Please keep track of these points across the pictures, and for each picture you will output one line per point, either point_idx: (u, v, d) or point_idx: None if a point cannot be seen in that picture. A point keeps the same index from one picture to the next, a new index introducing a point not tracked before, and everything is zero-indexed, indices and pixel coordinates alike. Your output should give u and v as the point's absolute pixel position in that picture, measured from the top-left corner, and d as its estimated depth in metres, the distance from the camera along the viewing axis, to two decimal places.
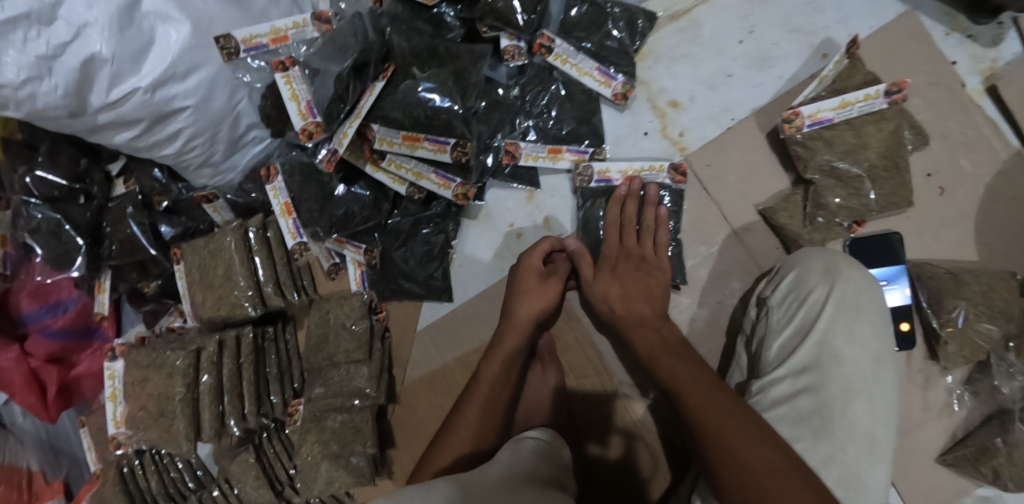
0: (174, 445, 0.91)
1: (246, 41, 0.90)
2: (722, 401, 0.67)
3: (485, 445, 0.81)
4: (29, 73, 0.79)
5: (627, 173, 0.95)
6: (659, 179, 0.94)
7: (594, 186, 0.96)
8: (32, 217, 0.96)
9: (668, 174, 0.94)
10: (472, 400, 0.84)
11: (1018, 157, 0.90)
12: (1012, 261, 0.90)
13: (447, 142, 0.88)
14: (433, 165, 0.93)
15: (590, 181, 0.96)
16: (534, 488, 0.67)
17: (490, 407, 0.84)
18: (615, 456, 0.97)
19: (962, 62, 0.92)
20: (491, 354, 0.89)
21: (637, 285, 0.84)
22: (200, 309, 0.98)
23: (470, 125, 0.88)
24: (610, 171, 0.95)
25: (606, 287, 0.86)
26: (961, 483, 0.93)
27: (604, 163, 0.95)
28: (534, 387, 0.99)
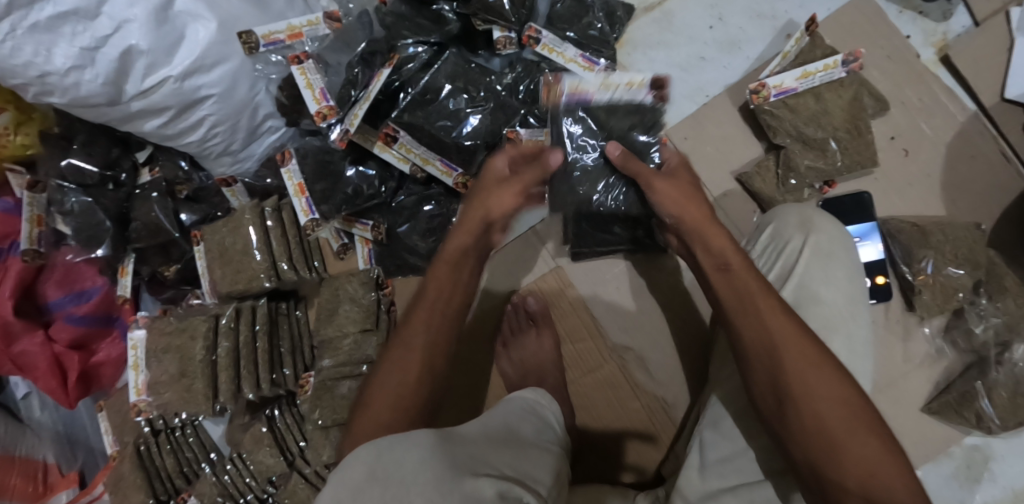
0: (194, 405, 0.98)
1: (265, 37, 0.98)
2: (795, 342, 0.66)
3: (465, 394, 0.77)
4: (74, 62, 0.87)
5: None
6: None
7: None
8: (65, 201, 1.05)
9: (646, 90, 0.88)
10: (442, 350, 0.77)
11: (974, 119, 0.98)
12: (977, 214, 0.97)
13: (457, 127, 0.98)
14: (439, 153, 1.00)
15: None
16: (509, 453, 0.63)
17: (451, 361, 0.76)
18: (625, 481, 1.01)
19: (916, 36, 1.01)
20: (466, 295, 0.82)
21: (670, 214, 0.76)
22: (218, 285, 1.05)
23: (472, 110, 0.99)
24: None
25: None
26: (949, 431, 0.97)
27: None
28: (532, 350, 1.03)
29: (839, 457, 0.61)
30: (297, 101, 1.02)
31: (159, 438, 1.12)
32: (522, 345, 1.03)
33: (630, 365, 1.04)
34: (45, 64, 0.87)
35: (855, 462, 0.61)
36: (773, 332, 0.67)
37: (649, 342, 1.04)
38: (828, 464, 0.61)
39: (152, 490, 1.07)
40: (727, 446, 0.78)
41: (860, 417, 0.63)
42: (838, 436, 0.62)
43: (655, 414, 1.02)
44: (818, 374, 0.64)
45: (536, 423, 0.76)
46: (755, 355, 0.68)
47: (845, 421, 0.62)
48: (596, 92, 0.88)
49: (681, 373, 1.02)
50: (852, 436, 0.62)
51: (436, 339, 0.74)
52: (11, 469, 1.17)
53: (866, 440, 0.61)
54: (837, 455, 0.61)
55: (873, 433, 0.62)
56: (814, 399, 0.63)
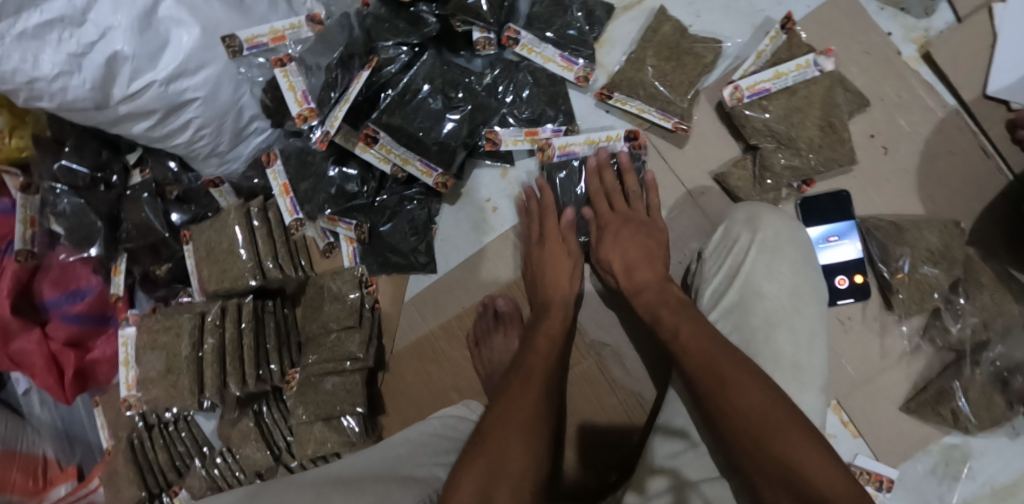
0: (181, 400, 1.02)
1: (249, 40, 0.99)
2: (725, 359, 0.69)
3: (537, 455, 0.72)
4: (62, 68, 0.90)
5: (587, 145, 1.02)
6: (615, 147, 1.02)
7: (556, 160, 1.03)
8: (58, 202, 1.09)
9: (623, 142, 1.02)
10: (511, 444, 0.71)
11: (954, 115, 0.97)
12: (955, 211, 0.97)
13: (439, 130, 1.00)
14: (419, 153, 1.01)
15: (552, 157, 1.03)
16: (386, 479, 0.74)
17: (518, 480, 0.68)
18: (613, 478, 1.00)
19: (896, 33, 1.01)
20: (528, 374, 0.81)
21: (638, 250, 0.92)
22: (206, 283, 1.08)
23: (452, 115, 1.00)
24: (570, 145, 1.02)
25: (610, 254, 0.94)
26: (927, 429, 0.97)
27: (563, 138, 1.02)
28: (499, 348, 1.03)
29: (769, 457, 0.63)
30: (280, 103, 1.05)
31: (152, 434, 1.16)
32: (490, 345, 1.04)
33: (607, 362, 1.05)
34: (33, 70, 0.89)
35: (785, 457, 0.63)
36: (694, 343, 0.73)
37: (626, 337, 1.04)
38: (759, 458, 0.64)
39: (145, 484, 1.12)
40: (680, 442, 0.81)
41: (790, 418, 0.65)
42: (767, 432, 0.64)
43: (634, 412, 1.02)
44: (751, 380, 0.68)
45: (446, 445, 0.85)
46: (694, 370, 0.70)
47: (772, 419, 0.65)
48: (581, 147, 1.02)
49: (658, 370, 1.02)
50: (783, 435, 0.64)
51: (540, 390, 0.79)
52: (12, 464, 1.20)
53: (790, 439, 0.63)
54: (771, 449, 0.64)
55: (801, 430, 0.64)
56: (745, 401, 0.66)
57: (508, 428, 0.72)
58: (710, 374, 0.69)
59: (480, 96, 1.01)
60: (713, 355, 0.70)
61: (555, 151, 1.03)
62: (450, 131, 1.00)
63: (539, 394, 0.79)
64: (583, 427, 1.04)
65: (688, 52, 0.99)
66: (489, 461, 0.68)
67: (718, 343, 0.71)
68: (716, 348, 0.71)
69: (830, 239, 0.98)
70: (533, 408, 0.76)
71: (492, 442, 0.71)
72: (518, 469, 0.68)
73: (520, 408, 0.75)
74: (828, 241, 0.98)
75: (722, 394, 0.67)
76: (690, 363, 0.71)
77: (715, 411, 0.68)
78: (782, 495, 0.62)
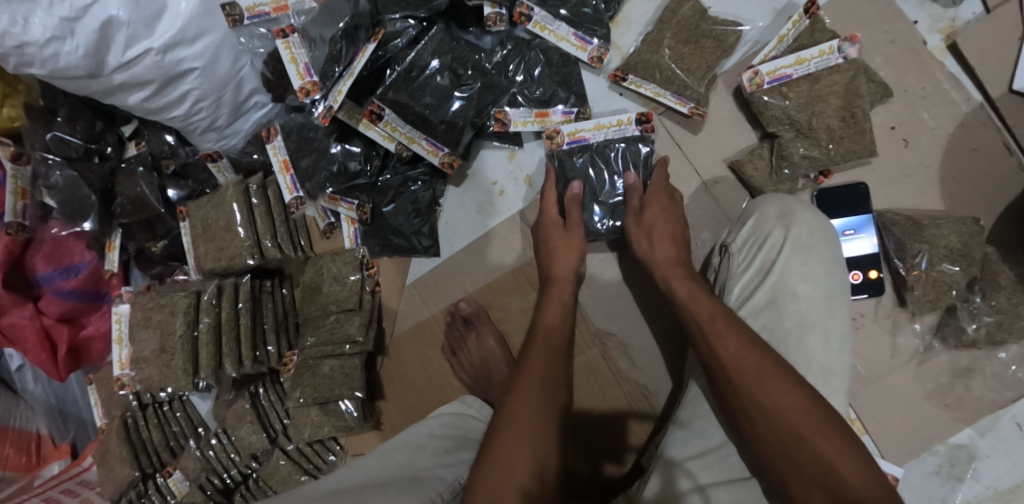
0: (175, 380, 1.00)
1: (250, 9, 0.95)
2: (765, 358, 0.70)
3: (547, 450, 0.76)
4: (53, 33, 0.85)
5: (597, 130, 0.98)
6: (626, 132, 0.98)
7: (567, 148, 0.99)
8: (50, 174, 1.05)
9: (634, 125, 0.98)
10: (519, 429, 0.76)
11: (978, 109, 0.94)
12: (974, 209, 0.94)
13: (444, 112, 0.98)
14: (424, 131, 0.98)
15: (562, 145, 0.99)
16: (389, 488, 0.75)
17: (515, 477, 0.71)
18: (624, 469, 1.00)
19: (923, 22, 0.97)
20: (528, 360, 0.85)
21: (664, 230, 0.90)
22: (203, 261, 1.06)
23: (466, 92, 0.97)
24: (580, 131, 0.99)
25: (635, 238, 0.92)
26: (935, 429, 0.95)
27: (572, 125, 0.98)
28: (478, 347, 1.04)
29: (805, 459, 0.66)
30: (281, 76, 1.00)
31: (146, 413, 1.14)
32: (467, 348, 1.04)
33: (613, 352, 1.03)
34: (23, 34, 0.85)
35: (818, 460, 0.65)
36: (727, 336, 0.73)
37: (631, 328, 1.02)
38: (789, 467, 0.66)
39: (138, 463, 1.10)
40: (682, 450, 0.82)
41: (820, 420, 0.67)
42: (798, 438, 0.66)
43: (638, 402, 1.01)
44: (781, 386, 0.69)
45: (446, 444, 0.86)
46: (733, 367, 0.71)
47: (803, 425, 0.67)
48: (592, 133, 0.99)
49: (665, 362, 1.00)
50: (814, 438, 0.66)
51: (548, 367, 0.84)
52: (6, 439, 1.19)
53: (823, 440, 0.66)
54: (802, 453, 0.66)
55: (832, 432, 0.66)
56: (777, 411, 0.68)
57: (512, 436, 0.75)
58: (737, 386, 0.71)
59: (490, 74, 0.98)
60: (740, 368, 0.71)
61: (565, 138, 0.99)
62: (457, 110, 0.97)
63: (538, 400, 0.79)
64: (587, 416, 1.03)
65: (708, 35, 0.96)
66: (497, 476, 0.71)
67: (740, 352, 0.71)
68: (739, 360, 0.71)
69: (846, 234, 0.96)
70: (535, 406, 0.79)
71: (496, 447, 0.74)
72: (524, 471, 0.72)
73: (526, 402, 0.79)
74: (844, 236, 0.96)
75: (761, 394, 0.69)
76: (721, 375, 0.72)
77: (747, 420, 0.70)
78: (815, 494, 0.64)
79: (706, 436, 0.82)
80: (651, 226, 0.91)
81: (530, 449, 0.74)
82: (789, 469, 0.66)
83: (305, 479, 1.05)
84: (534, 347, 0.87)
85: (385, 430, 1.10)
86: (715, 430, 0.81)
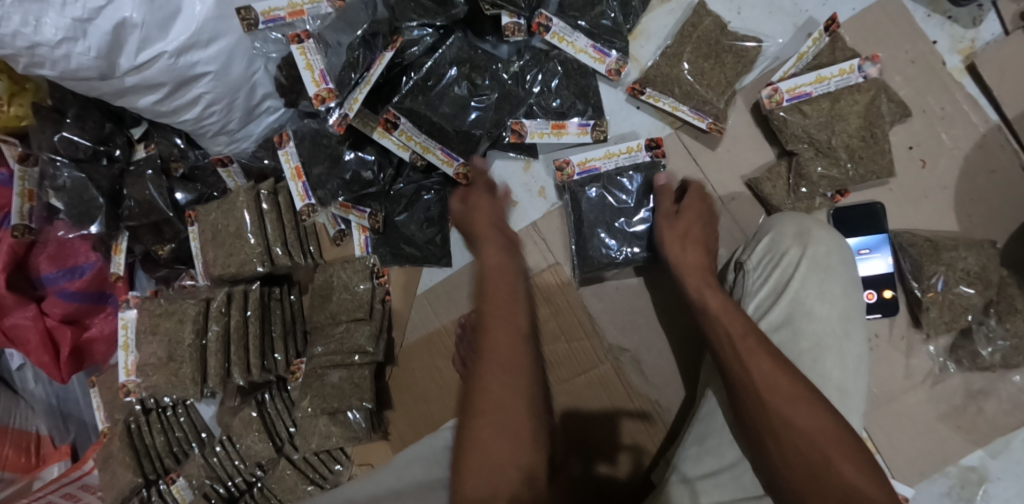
0: (182, 388, 0.98)
1: (264, 14, 0.93)
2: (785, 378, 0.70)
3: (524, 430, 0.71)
4: (65, 34, 0.83)
5: (606, 159, 0.99)
6: (638, 158, 0.98)
7: (578, 179, 0.99)
8: (57, 176, 1.03)
9: (645, 152, 0.98)
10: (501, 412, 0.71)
11: (996, 131, 0.94)
12: (991, 231, 0.94)
13: None
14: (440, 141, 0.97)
15: (573, 176, 0.99)
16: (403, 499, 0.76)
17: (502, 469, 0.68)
18: (625, 476, 0.99)
19: (942, 42, 0.96)
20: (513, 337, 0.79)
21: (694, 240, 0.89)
22: (212, 267, 1.04)
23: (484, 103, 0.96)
24: (590, 160, 0.99)
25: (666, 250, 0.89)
26: (947, 451, 0.95)
27: (581, 155, 0.98)
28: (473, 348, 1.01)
29: (829, 480, 0.65)
30: (295, 81, 0.99)
31: (150, 417, 1.13)
32: None
33: (625, 367, 1.02)
34: (35, 35, 0.83)
35: (839, 484, 0.65)
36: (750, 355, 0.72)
37: (644, 343, 1.02)
38: (808, 490, 0.66)
39: (141, 469, 1.09)
40: (695, 468, 0.82)
41: (840, 445, 0.67)
42: (819, 460, 0.66)
43: (649, 419, 1.00)
44: (803, 408, 0.69)
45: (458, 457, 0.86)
46: (754, 387, 0.71)
47: (828, 445, 0.67)
48: (602, 162, 0.99)
49: (676, 377, 1.00)
50: (835, 459, 0.66)
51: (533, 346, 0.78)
52: (5, 440, 1.18)
53: (847, 462, 0.66)
54: (822, 477, 0.66)
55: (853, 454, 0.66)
56: (797, 433, 0.68)
57: (489, 434, 0.70)
58: (756, 406, 0.70)
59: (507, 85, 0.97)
60: (760, 385, 0.70)
61: (575, 169, 0.99)
62: (474, 120, 0.96)
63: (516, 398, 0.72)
64: (599, 431, 1.01)
65: (728, 51, 0.95)
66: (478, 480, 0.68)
67: (761, 372, 0.71)
68: (759, 379, 0.71)
69: (861, 253, 0.95)
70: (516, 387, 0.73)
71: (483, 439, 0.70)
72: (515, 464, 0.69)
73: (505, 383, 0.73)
74: (860, 255, 0.95)
75: (782, 417, 0.69)
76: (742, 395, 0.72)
77: (766, 441, 0.70)
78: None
79: (721, 456, 0.81)
80: (685, 234, 0.89)
81: (508, 447, 0.70)
82: (808, 492, 0.66)
83: (312, 489, 1.05)
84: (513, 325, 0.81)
85: (393, 440, 1.09)
86: (729, 449, 0.80)
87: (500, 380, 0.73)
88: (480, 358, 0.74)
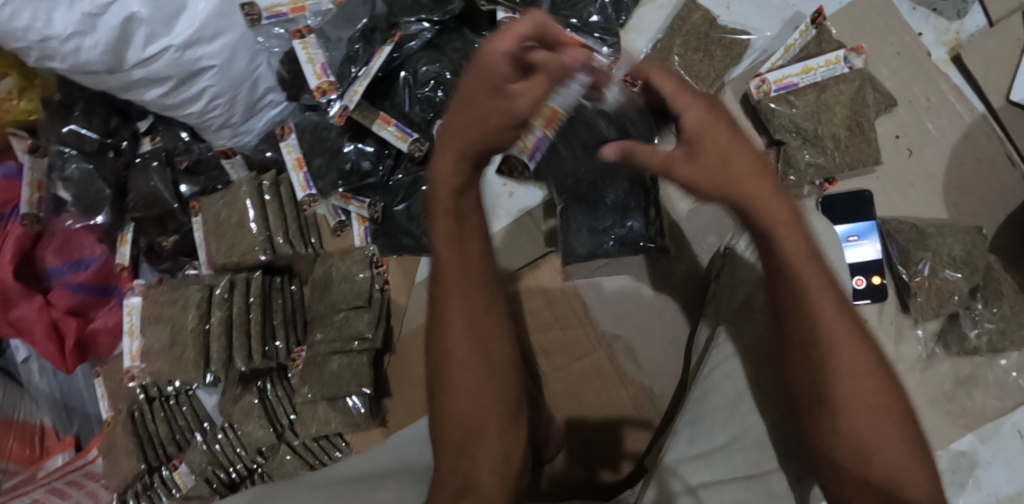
0: (183, 373, 1.01)
1: (268, 9, 0.98)
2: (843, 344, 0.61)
3: (488, 405, 0.71)
4: (75, 28, 0.86)
5: None
6: None
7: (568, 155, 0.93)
8: (65, 166, 1.07)
9: None
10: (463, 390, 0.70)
11: (982, 121, 0.96)
12: (978, 218, 0.96)
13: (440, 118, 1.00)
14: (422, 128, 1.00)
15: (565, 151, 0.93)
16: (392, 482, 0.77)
17: (465, 440, 0.70)
18: (626, 472, 1.00)
19: (928, 34, 0.98)
20: (455, 295, 0.70)
21: None
22: (215, 256, 1.07)
23: None
24: None
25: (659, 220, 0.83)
26: (937, 437, 0.96)
27: None
28: None
29: (875, 471, 0.61)
30: (297, 75, 1.02)
31: (152, 406, 1.15)
32: None
33: (618, 354, 1.04)
34: (46, 29, 0.85)
35: (882, 474, 0.60)
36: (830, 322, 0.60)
37: (637, 330, 1.03)
38: (851, 478, 0.62)
39: (144, 456, 1.11)
40: (690, 448, 0.83)
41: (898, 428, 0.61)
42: (869, 453, 0.61)
43: (643, 405, 1.01)
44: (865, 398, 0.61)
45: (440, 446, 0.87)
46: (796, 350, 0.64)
47: (878, 438, 0.61)
48: None
49: (670, 364, 1.02)
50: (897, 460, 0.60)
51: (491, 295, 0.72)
52: (9, 432, 1.19)
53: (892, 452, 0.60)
54: (862, 476, 0.61)
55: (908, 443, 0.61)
56: (849, 421, 0.61)
57: (461, 406, 0.70)
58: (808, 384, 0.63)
59: None
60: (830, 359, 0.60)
61: None
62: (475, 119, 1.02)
63: (497, 400, 0.71)
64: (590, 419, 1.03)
65: (716, 42, 0.97)
66: (457, 460, 0.70)
67: (824, 352, 0.60)
68: (818, 361, 0.61)
69: (850, 240, 0.97)
70: (476, 357, 0.71)
71: (450, 420, 0.71)
72: (484, 437, 0.71)
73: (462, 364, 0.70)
74: (848, 241, 0.97)
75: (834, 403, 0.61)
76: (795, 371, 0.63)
77: (821, 444, 0.63)
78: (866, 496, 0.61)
79: (712, 437, 0.82)
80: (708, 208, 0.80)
81: (479, 416, 0.71)
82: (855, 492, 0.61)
83: None
84: (446, 284, 0.70)
85: (391, 427, 1.11)
86: (720, 432, 0.81)
87: (465, 347, 0.70)
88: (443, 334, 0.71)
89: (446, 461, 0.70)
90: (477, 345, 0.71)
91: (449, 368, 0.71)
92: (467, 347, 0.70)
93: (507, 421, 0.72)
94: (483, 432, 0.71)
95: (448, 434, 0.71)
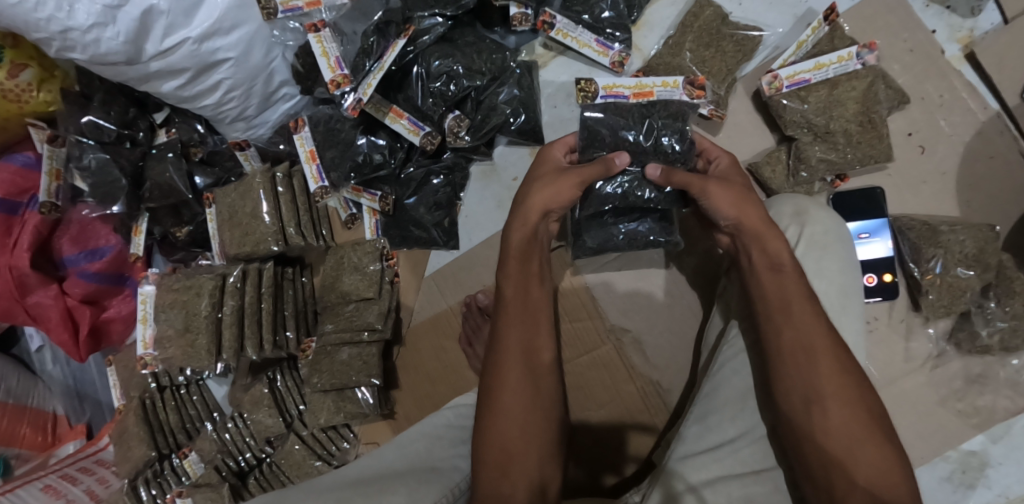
0: (197, 360, 1.03)
1: (283, 3, 0.97)
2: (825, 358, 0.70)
3: (532, 432, 0.78)
4: (97, 19, 0.86)
5: (636, 89, 0.94)
6: (674, 94, 0.93)
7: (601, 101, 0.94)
8: (83, 156, 1.08)
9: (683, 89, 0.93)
10: (513, 412, 0.77)
11: (996, 119, 0.95)
12: (990, 216, 0.95)
13: (452, 112, 1.02)
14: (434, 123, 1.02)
15: (596, 97, 0.94)
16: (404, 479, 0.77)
17: (506, 465, 0.74)
18: (632, 471, 1.01)
19: (941, 31, 0.98)
20: (513, 329, 0.81)
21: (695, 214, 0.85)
22: (227, 247, 1.08)
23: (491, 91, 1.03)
24: (617, 87, 0.94)
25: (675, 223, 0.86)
26: (947, 434, 0.96)
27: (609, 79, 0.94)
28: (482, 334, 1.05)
29: (856, 478, 0.66)
30: (311, 68, 1.02)
31: (164, 394, 1.16)
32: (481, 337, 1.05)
33: (626, 348, 1.04)
34: (68, 19, 0.85)
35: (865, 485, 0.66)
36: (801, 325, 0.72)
37: (646, 323, 1.03)
38: (840, 486, 0.67)
39: (155, 444, 1.12)
40: (699, 442, 0.82)
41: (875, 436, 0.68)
42: (853, 456, 0.67)
43: (650, 400, 1.02)
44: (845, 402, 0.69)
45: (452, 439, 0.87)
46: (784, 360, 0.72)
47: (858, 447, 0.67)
48: (629, 90, 0.94)
49: (677, 359, 1.02)
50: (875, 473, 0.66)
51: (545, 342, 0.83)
52: (22, 419, 1.21)
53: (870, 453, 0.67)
54: (848, 477, 0.67)
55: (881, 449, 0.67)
56: (835, 428, 0.68)
57: (509, 426, 0.76)
58: (799, 397, 0.71)
59: (507, 70, 1.02)
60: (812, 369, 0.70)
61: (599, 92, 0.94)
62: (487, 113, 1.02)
63: (540, 428, 0.79)
64: (598, 413, 1.04)
65: (728, 38, 0.98)
66: (496, 481, 0.73)
67: (808, 358, 0.71)
68: (805, 367, 0.71)
69: (861, 237, 0.97)
70: (525, 385, 0.79)
71: (493, 442, 0.75)
72: (526, 461, 0.75)
73: (511, 388, 0.78)
74: (860, 238, 0.97)
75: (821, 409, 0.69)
76: (783, 380, 0.72)
77: (810, 452, 0.69)
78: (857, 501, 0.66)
79: (720, 431, 0.82)
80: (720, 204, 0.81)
81: (522, 438, 0.77)
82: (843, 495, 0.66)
83: (319, 464, 1.07)
84: (507, 316, 0.82)
85: (397, 419, 1.12)
86: (727, 426, 0.81)
87: (516, 373, 0.79)
88: (497, 359, 0.79)
89: (484, 480, 0.73)
90: (524, 373, 0.79)
91: (499, 392, 0.78)
92: (518, 374, 0.79)
93: (546, 452, 0.78)
94: (526, 457, 0.76)
95: (490, 453, 0.75)
